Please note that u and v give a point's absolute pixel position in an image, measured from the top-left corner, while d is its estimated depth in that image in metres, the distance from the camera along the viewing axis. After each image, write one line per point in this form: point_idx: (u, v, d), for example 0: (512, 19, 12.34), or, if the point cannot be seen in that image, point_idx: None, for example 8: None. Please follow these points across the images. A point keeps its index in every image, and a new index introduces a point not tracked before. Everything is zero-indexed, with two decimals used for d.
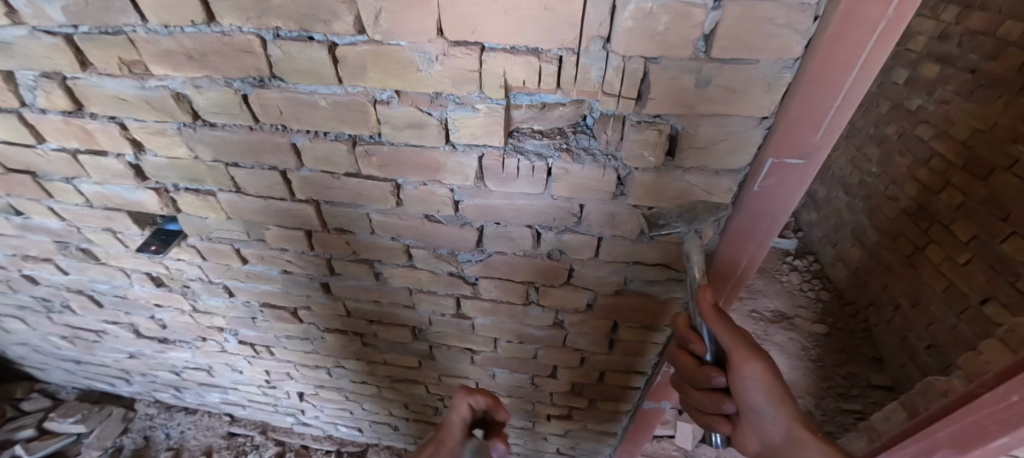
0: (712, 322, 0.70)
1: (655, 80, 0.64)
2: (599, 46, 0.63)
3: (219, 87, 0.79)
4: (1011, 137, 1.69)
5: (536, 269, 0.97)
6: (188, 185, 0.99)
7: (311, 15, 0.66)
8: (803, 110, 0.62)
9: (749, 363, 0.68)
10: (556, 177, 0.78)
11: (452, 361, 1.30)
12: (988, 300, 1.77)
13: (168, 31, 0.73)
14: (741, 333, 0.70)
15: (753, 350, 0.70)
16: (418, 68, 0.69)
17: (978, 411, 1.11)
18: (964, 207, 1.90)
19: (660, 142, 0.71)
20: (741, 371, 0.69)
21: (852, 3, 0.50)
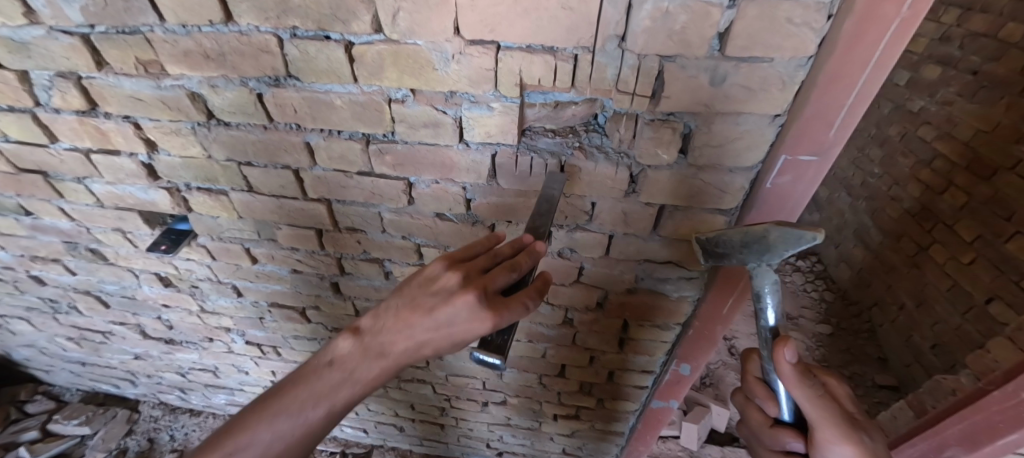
0: (790, 388, 0.59)
1: (670, 78, 0.65)
2: (615, 45, 0.64)
3: (235, 86, 0.80)
4: (1014, 138, 1.72)
5: (547, 268, 0.97)
6: (200, 185, 1.00)
7: (330, 15, 0.67)
8: (818, 107, 0.62)
9: (837, 441, 0.57)
10: (570, 175, 0.79)
11: (461, 361, 1.30)
12: (993, 300, 1.78)
13: (186, 31, 0.74)
14: (829, 405, 0.58)
15: (845, 429, 0.57)
16: (435, 67, 0.70)
17: (989, 408, 1.13)
18: (968, 207, 1.91)
19: (674, 140, 0.72)
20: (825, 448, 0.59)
21: (868, 3, 0.51)
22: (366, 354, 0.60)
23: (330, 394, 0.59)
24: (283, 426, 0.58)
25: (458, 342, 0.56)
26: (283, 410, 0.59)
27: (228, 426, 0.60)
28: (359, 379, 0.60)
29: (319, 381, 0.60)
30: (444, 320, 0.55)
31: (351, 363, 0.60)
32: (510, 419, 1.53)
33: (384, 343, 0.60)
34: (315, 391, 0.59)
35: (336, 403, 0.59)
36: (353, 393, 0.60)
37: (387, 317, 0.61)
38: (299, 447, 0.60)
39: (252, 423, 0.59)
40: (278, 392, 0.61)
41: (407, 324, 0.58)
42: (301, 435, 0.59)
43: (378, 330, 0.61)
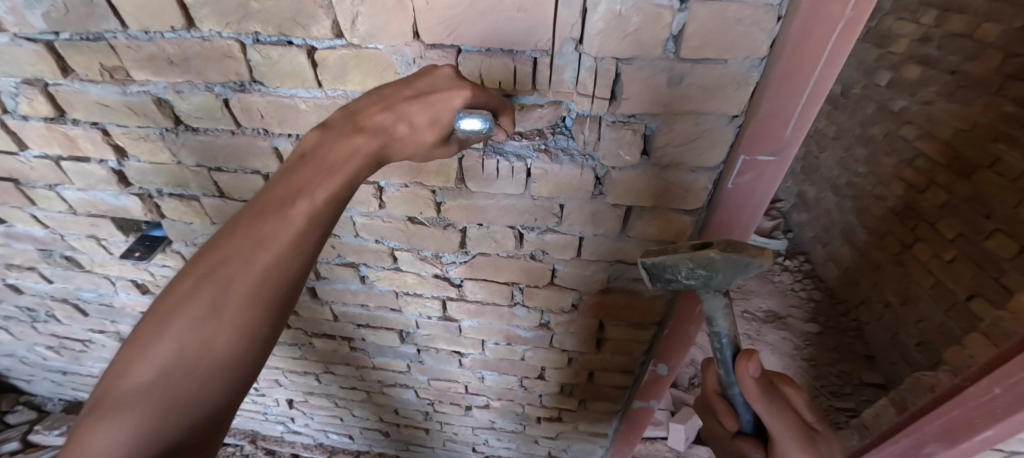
0: (752, 403, 0.63)
1: (628, 80, 0.66)
2: (572, 48, 0.65)
3: (201, 91, 0.79)
4: (991, 137, 1.75)
5: (521, 270, 0.97)
6: (172, 190, 0.99)
7: (291, 20, 0.68)
8: (773, 107, 0.63)
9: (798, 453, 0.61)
10: (536, 177, 0.80)
11: (441, 364, 1.30)
12: (975, 296, 1.79)
13: (149, 37, 0.74)
14: (789, 414, 0.62)
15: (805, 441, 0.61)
16: (397, 71, 0.71)
17: (964, 404, 1.14)
18: (949, 205, 1.93)
19: (636, 141, 0.73)
20: None
21: (813, 4, 0.53)
22: (319, 168, 0.51)
23: (291, 219, 0.48)
24: (240, 267, 0.46)
25: (430, 133, 0.55)
26: (233, 252, 0.47)
27: (162, 302, 0.46)
28: (323, 194, 0.50)
29: (269, 210, 0.49)
30: (414, 106, 0.54)
31: (303, 182, 0.51)
32: (495, 422, 1.53)
33: (339, 152, 0.52)
34: (267, 219, 0.48)
35: (303, 226, 0.49)
36: (320, 217, 0.50)
37: (337, 124, 0.55)
38: (272, 290, 0.47)
39: (199, 281, 0.46)
40: (220, 244, 0.48)
41: (367, 124, 0.54)
42: (267, 274, 0.47)
43: (330, 144, 0.53)
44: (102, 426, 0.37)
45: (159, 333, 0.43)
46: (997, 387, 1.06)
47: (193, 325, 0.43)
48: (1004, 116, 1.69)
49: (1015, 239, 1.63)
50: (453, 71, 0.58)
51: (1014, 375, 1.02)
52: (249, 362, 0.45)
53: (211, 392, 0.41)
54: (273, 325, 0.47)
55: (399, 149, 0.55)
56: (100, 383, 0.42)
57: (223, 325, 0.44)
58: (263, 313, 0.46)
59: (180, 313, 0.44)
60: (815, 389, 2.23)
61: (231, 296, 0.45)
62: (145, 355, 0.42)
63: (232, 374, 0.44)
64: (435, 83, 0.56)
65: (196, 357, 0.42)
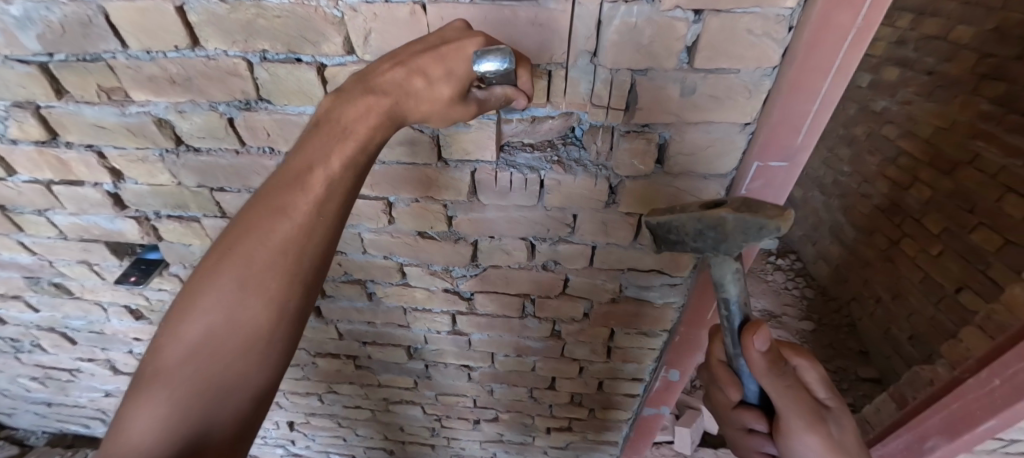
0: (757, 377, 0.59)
1: (642, 91, 0.67)
2: (587, 60, 0.65)
3: (204, 111, 0.77)
4: (970, 134, 1.82)
5: (532, 281, 0.97)
6: (171, 212, 0.96)
7: (299, 37, 0.66)
8: (785, 114, 0.64)
9: (803, 428, 0.58)
10: (549, 188, 0.79)
11: (449, 379, 1.28)
12: (962, 289, 1.84)
13: (150, 57, 0.72)
14: (796, 391, 0.59)
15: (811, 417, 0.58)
16: None
17: (964, 397, 1.17)
18: (933, 201, 1.99)
19: (650, 150, 0.73)
20: (792, 436, 0.59)
21: (825, 14, 0.54)
22: (331, 135, 0.48)
23: (304, 193, 0.47)
24: (259, 245, 0.47)
25: (446, 87, 0.51)
26: (255, 228, 0.48)
27: (201, 270, 0.49)
28: (335, 166, 0.48)
29: (285, 183, 0.48)
30: (426, 56, 0.49)
31: (315, 150, 0.48)
32: (503, 435, 1.51)
33: (352, 114, 0.48)
34: (284, 193, 0.48)
35: (316, 203, 0.47)
36: (335, 190, 0.48)
37: (351, 87, 0.50)
38: (294, 265, 0.48)
39: (226, 256, 0.48)
40: (245, 217, 0.49)
41: (381, 81, 0.50)
42: (288, 251, 0.48)
43: (344, 106, 0.49)
44: (152, 392, 0.44)
45: (197, 305, 0.47)
46: (997, 378, 1.09)
47: (225, 300, 0.47)
48: (981, 114, 1.78)
49: (998, 232, 1.69)
50: (463, 26, 0.55)
51: (1012, 366, 1.05)
52: (279, 333, 0.48)
53: (242, 363, 0.46)
54: (297, 299, 0.49)
55: (416, 110, 0.52)
56: (156, 341, 0.48)
57: (250, 302, 0.47)
58: (284, 291, 0.48)
59: (212, 286, 0.47)
60: None
61: (253, 273, 0.47)
62: (187, 324, 0.47)
63: (261, 346, 0.48)
64: (447, 37, 0.53)
65: (228, 333, 0.46)
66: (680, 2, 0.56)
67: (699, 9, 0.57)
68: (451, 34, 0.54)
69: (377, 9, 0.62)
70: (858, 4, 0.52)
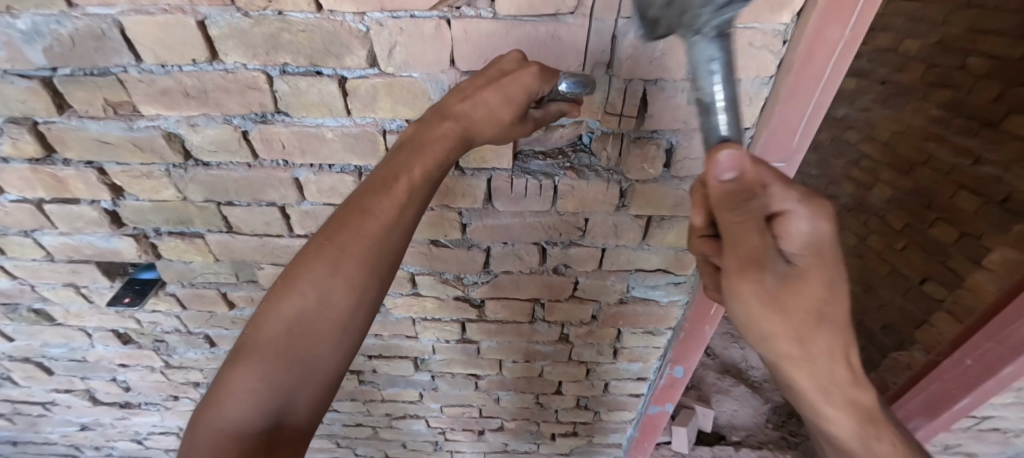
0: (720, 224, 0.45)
1: (654, 100, 0.71)
2: (602, 72, 0.70)
3: (218, 124, 0.77)
4: (924, 137, 2.00)
5: (543, 285, 0.99)
6: (172, 228, 0.94)
7: (324, 50, 0.68)
8: (783, 119, 0.71)
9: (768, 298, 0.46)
10: (563, 193, 0.83)
11: (456, 389, 1.28)
12: (927, 280, 1.98)
13: (165, 70, 0.71)
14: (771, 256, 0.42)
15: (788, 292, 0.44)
16: (430, 98, 0.72)
17: (940, 378, 1.27)
18: (894, 199, 2.16)
19: (658, 156, 0.78)
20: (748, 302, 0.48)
21: (817, 28, 0.60)
22: (416, 152, 0.56)
23: (390, 199, 0.54)
24: (351, 241, 0.53)
25: (506, 111, 0.57)
26: (346, 226, 0.53)
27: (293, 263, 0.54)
28: (416, 178, 0.55)
29: (373, 188, 0.54)
30: (489, 88, 0.56)
31: (401, 163, 0.55)
32: (508, 445, 1.50)
33: (433, 137, 0.57)
34: (372, 196, 0.54)
35: (399, 208, 0.54)
36: (414, 199, 0.56)
37: (429, 116, 0.59)
38: (376, 263, 0.54)
39: (320, 249, 0.53)
40: (337, 215, 0.55)
41: (455, 110, 0.58)
42: (373, 251, 0.53)
43: (425, 131, 0.58)
44: (247, 368, 0.48)
45: (291, 292, 0.52)
46: (968, 359, 1.19)
47: (317, 289, 0.51)
48: (932, 118, 1.97)
49: (954, 226, 1.86)
50: (519, 56, 0.61)
51: (981, 346, 1.16)
52: (355, 325, 0.54)
53: (326, 348, 0.51)
54: (375, 294, 0.55)
55: (480, 132, 0.59)
56: (250, 323, 0.52)
57: (340, 286, 0.52)
58: (366, 285, 0.53)
59: (304, 277, 0.52)
60: None
61: (344, 268, 0.52)
62: (280, 310, 0.51)
63: (341, 334, 0.53)
64: (506, 68, 0.59)
65: (316, 319, 0.51)
66: None
67: None
68: (509, 65, 0.60)
69: (404, 23, 0.65)
70: (845, 19, 0.59)
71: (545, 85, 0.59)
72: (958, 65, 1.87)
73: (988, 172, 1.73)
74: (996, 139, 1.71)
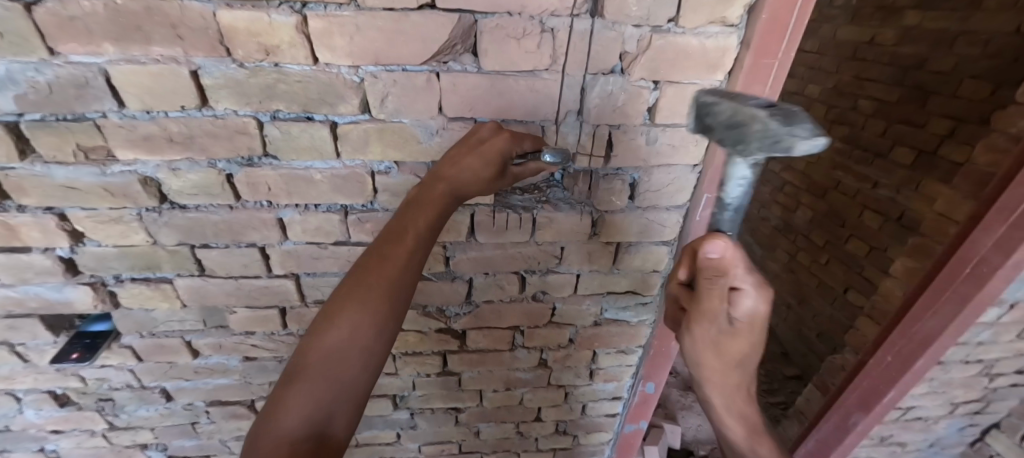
0: None
1: (618, 142, 0.81)
2: (574, 118, 0.79)
3: (201, 168, 0.77)
4: (831, 167, 2.34)
5: (523, 313, 1.05)
6: (136, 275, 0.90)
7: (318, 99, 0.72)
8: (723, 157, 0.83)
9: None
10: (541, 224, 0.90)
11: (437, 425, 1.27)
12: (848, 289, 2.27)
13: (149, 116, 0.72)
14: None
15: None
16: (419, 140, 0.78)
17: (870, 376, 1.49)
18: (814, 220, 2.48)
19: (624, 189, 0.88)
20: None
21: (745, 84, 0.75)
22: (419, 207, 0.65)
23: (402, 244, 0.62)
24: (373, 283, 0.59)
25: (488, 170, 0.67)
26: (367, 271, 0.60)
27: (324, 308, 0.60)
28: (422, 226, 0.64)
29: (387, 239, 0.63)
30: (473, 155, 0.67)
31: (407, 218, 0.64)
32: None
33: (432, 195, 0.66)
34: (387, 246, 0.62)
35: (409, 252, 0.62)
36: (422, 244, 0.64)
37: (429, 181, 0.68)
38: (394, 299, 0.60)
39: (347, 293, 0.59)
40: (359, 263, 0.62)
41: (447, 173, 0.67)
42: (392, 288, 0.60)
43: (424, 192, 0.67)
44: (292, 399, 0.52)
45: (325, 333, 0.57)
46: (888, 356, 1.43)
47: (348, 326, 0.57)
48: (836, 151, 2.31)
49: (864, 241, 2.16)
50: (495, 125, 0.71)
51: (898, 343, 1.40)
52: (382, 355, 0.59)
53: (360, 373, 0.56)
54: (396, 325, 0.60)
55: (469, 190, 0.68)
56: (289, 366, 0.57)
57: (366, 322, 0.58)
58: (388, 318, 0.59)
59: (336, 316, 0.58)
60: (751, 390, 2.50)
61: (369, 306, 0.58)
62: (317, 348, 0.56)
63: (368, 363, 0.57)
64: (483, 136, 0.69)
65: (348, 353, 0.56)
66: (644, 75, 0.74)
67: (657, 80, 0.75)
68: (486, 133, 0.70)
69: (397, 76, 0.71)
70: (764, 79, 0.75)
71: (517, 147, 0.70)
72: (850, 107, 2.24)
73: (883, 194, 2.05)
74: (886, 167, 2.04)
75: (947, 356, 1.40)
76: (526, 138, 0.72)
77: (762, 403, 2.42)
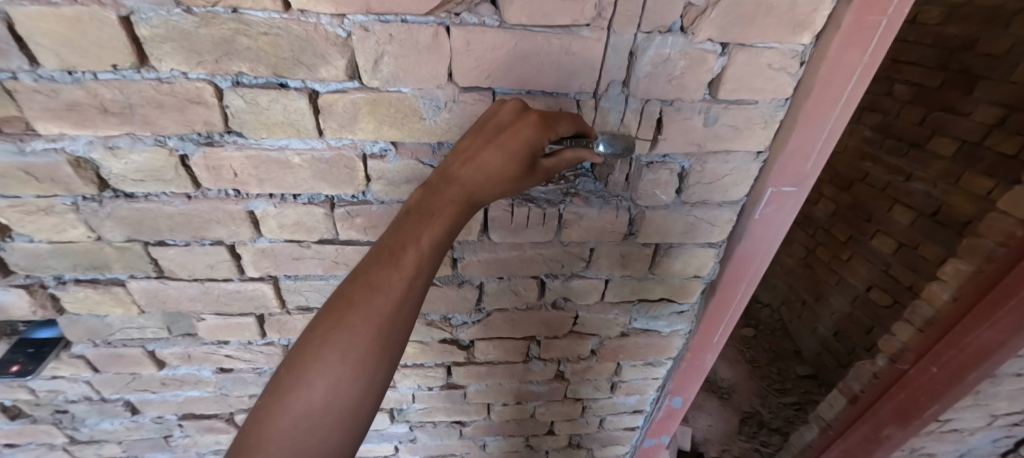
0: None
1: (669, 122, 0.66)
2: (618, 90, 0.62)
3: (147, 147, 0.61)
4: (859, 157, 2.18)
5: (539, 322, 0.90)
6: (82, 275, 0.74)
7: (292, 59, 0.56)
8: (797, 143, 0.68)
9: None
10: (569, 222, 0.75)
11: (440, 439, 1.14)
12: (872, 287, 2.14)
13: (73, 79, 0.55)
14: None
15: None
16: (422, 116, 0.61)
17: (909, 388, 1.38)
18: (837, 213, 2.33)
19: (671, 181, 0.72)
20: None
21: (839, 51, 0.59)
22: (423, 218, 0.51)
23: (400, 268, 0.48)
24: (360, 320, 0.45)
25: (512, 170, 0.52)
26: (354, 302, 0.46)
27: (295, 354, 0.46)
28: (426, 245, 0.50)
29: (379, 259, 0.48)
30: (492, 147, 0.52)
31: (408, 232, 0.50)
32: None
33: (440, 202, 0.52)
34: (379, 269, 0.48)
35: (409, 279, 0.48)
36: (426, 267, 0.50)
37: (436, 182, 0.54)
38: (387, 342, 0.46)
39: (327, 332, 0.45)
40: (343, 291, 0.48)
41: (460, 172, 0.53)
42: (385, 327, 0.46)
43: (434, 198, 0.53)
44: None
45: (297, 383, 0.44)
46: (934, 367, 1.31)
47: (325, 377, 0.44)
48: (865, 139, 2.15)
49: (893, 237, 2.01)
50: (518, 103, 0.55)
51: (946, 353, 1.28)
52: (366, 414, 0.46)
53: (339, 440, 0.43)
54: (386, 376, 0.47)
55: (486, 194, 0.54)
56: (246, 425, 0.43)
57: (348, 374, 0.44)
58: (378, 364, 0.46)
59: (309, 365, 0.44)
60: (763, 388, 2.39)
61: (353, 351, 0.45)
62: (284, 405, 0.43)
63: (350, 425, 0.44)
64: (503, 121, 0.54)
65: (325, 412, 0.43)
66: (711, 35, 0.58)
67: (727, 42, 0.59)
68: (507, 116, 0.54)
69: (394, 29, 0.54)
70: (863, 43, 0.59)
71: (548, 136, 0.54)
72: (885, 92, 2.06)
73: (918, 188, 1.89)
74: (922, 157, 1.88)
75: (1002, 368, 1.27)
76: (562, 122, 0.56)
77: (775, 403, 2.31)
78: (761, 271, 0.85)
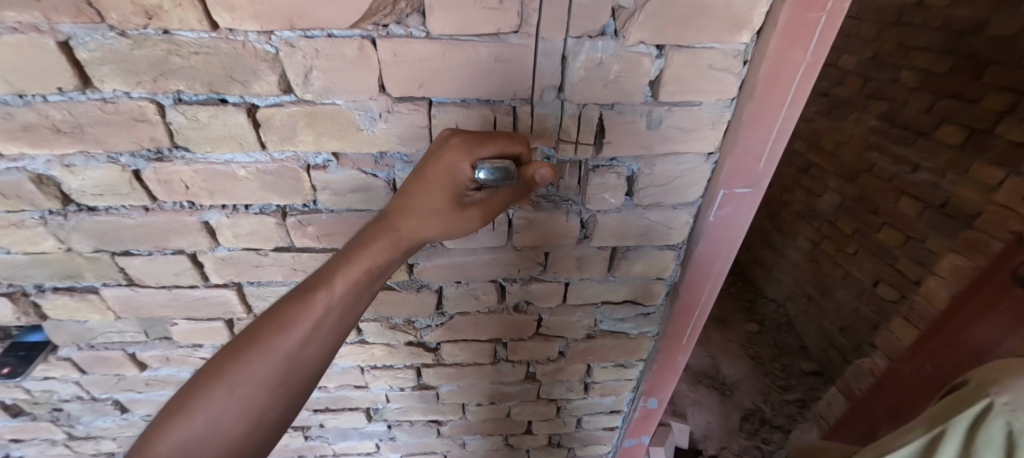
0: None
1: (610, 126, 0.64)
2: (553, 96, 0.62)
3: (101, 163, 0.64)
4: (865, 146, 2.09)
5: (503, 325, 0.91)
6: (58, 283, 0.78)
7: (225, 76, 0.57)
8: (747, 144, 0.66)
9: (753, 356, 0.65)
10: (519, 227, 0.75)
11: (418, 437, 1.16)
12: (879, 282, 2.06)
13: (24, 101, 0.58)
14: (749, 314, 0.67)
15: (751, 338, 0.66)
16: (359, 128, 0.62)
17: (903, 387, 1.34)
18: (843, 205, 2.25)
19: (620, 185, 0.71)
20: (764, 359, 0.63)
21: (779, 49, 0.57)
22: (348, 259, 0.54)
23: (313, 305, 0.51)
24: (268, 348, 0.49)
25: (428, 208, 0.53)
26: (267, 330, 0.50)
27: (207, 370, 0.50)
28: (341, 286, 0.52)
29: (300, 294, 0.52)
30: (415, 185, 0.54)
31: (330, 271, 0.53)
32: None
33: (366, 244, 0.55)
34: (296, 303, 0.51)
35: (319, 317, 0.51)
36: (339, 308, 0.52)
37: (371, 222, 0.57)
38: (288, 373, 0.50)
39: (237, 353, 0.50)
40: (263, 319, 0.52)
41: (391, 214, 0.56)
42: (290, 358, 0.50)
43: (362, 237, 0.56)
44: None
45: (199, 399, 0.48)
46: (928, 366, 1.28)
47: (224, 397, 0.48)
48: (871, 129, 2.06)
49: (900, 230, 1.93)
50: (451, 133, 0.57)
51: (939, 353, 1.24)
52: (256, 439, 0.49)
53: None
54: (284, 404, 0.50)
55: (410, 235, 0.55)
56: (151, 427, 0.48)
57: (245, 398, 0.48)
58: (276, 393, 0.49)
59: (215, 385, 0.48)
60: (767, 385, 2.34)
61: (256, 376, 0.49)
62: (182, 421, 0.47)
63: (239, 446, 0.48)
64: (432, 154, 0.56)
65: (214, 432, 0.47)
66: (643, 37, 0.57)
67: (662, 44, 0.58)
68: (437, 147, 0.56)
69: (320, 44, 0.55)
70: (804, 40, 0.57)
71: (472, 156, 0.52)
72: (891, 79, 1.97)
73: (925, 178, 1.81)
74: (928, 146, 1.80)
75: None
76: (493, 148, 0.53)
77: (778, 400, 2.26)
78: (724, 273, 0.83)
